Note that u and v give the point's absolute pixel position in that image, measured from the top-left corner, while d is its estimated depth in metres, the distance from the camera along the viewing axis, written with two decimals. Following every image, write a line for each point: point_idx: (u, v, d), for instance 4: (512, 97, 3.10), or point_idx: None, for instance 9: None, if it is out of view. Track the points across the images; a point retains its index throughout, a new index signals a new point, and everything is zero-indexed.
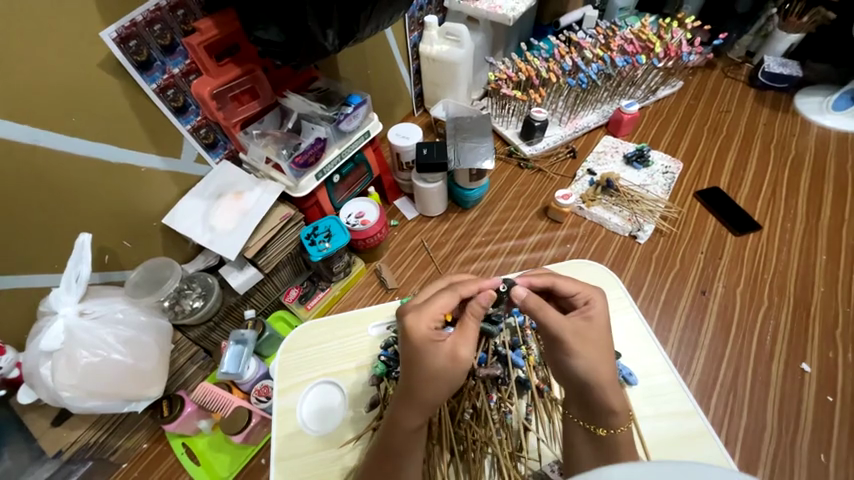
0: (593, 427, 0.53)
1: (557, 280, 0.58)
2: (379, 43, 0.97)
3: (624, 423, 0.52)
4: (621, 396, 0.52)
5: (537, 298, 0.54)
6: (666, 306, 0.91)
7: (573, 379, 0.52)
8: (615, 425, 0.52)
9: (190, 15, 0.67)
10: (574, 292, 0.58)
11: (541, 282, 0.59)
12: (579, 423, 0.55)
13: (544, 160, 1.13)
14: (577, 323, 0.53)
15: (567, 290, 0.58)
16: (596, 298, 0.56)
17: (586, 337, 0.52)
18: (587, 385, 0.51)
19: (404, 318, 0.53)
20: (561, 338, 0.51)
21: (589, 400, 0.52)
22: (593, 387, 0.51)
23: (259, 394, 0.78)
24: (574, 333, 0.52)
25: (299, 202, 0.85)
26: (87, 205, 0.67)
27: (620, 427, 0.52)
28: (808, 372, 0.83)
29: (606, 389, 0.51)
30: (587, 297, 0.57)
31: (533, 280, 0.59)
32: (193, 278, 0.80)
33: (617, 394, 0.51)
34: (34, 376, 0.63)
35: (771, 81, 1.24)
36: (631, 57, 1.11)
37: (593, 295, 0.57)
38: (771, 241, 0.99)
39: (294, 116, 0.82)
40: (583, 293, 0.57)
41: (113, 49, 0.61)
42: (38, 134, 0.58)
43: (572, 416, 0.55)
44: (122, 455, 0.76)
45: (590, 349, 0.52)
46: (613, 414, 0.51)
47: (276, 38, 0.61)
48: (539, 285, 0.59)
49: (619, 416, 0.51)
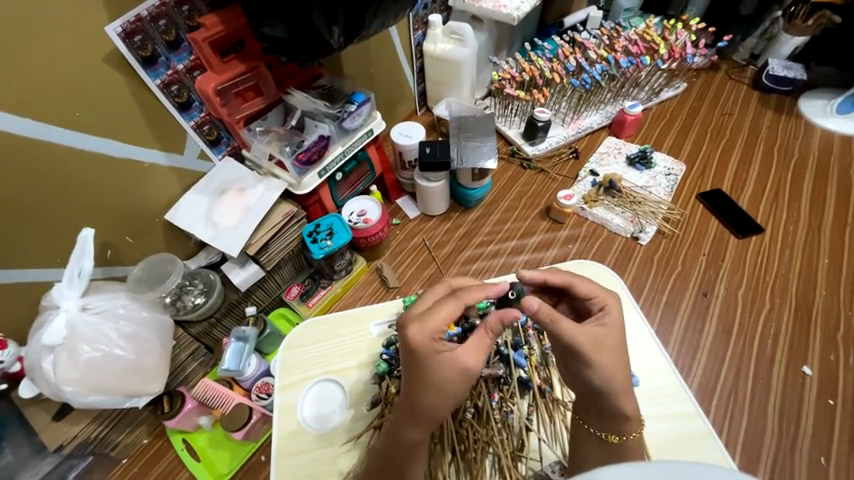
0: (603, 434, 0.53)
1: (574, 282, 0.58)
2: (383, 41, 0.97)
3: (636, 430, 0.53)
4: (633, 401, 0.51)
5: (550, 308, 0.51)
6: (668, 308, 0.91)
7: (584, 384, 0.51)
8: (626, 432, 0.52)
9: (195, 11, 0.67)
10: (594, 296, 0.57)
11: (559, 280, 0.58)
12: (591, 433, 0.54)
13: (546, 160, 1.13)
14: (595, 331, 0.52)
15: (584, 293, 0.57)
16: (611, 304, 0.56)
17: (603, 345, 0.51)
18: (598, 390, 0.50)
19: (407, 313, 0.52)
20: (578, 347, 0.50)
21: (600, 404, 0.51)
22: (603, 393, 0.50)
23: (259, 391, 0.77)
24: (593, 345, 0.50)
25: (301, 199, 0.84)
26: (89, 200, 0.67)
27: (630, 434, 0.52)
28: (809, 375, 0.83)
29: (618, 395, 0.50)
30: (603, 303, 0.56)
31: (550, 276, 0.59)
32: (195, 274, 0.80)
33: (630, 398, 0.51)
34: (36, 371, 0.63)
35: (775, 84, 1.24)
36: (635, 58, 1.11)
37: (608, 301, 0.56)
38: (773, 244, 0.99)
39: (298, 113, 0.82)
40: (600, 299, 0.56)
41: (118, 45, 0.61)
42: (40, 128, 0.58)
43: (584, 423, 0.55)
44: (122, 451, 0.76)
45: (605, 357, 0.50)
46: (625, 419, 0.51)
47: (282, 35, 0.61)
48: (555, 283, 0.59)
49: (631, 423, 0.51)
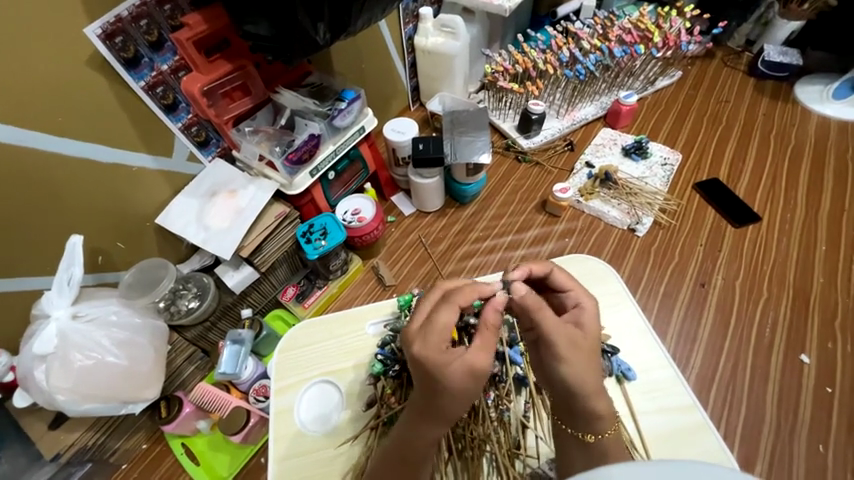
0: (579, 433, 0.52)
1: (555, 271, 0.58)
2: (373, 36, 0.95)
3: (611, 428, 0.51)
4: (606, 400, 0.51)
5: (537, 297, 0.53)
6: (666, 298, 0.90)
7: (556, 384, 0.51)
8: (601, 430, 0.51)
9: (178, 9, 0.65)
10: (567, 289, 0.57)
11: (540, 270, 0.58)
12: (570, 434, 0.53)
13: (542, 153, 1.12)
14: (573, 332, 0.51)
15: (561, 284, 0.58)
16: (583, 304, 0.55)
17: (579, 346, 0.50)
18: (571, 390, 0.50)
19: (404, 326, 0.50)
20: (554, 344, 0.50)
21: (571, 406, 0.51)
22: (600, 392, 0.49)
23: (257, 394, 0.77)
24: (569, 344, 0.50)
25: (293, 200, 0.83)
26: (77, 206, 0.66)
27: (605, 432, 0.51)
28: (807, 363, 0.83)
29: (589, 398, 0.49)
30: (576, 300, 0.56)
31: (533, 266, 0.58)
32: (188, 278, 0.79)
33: (602, 399, 0.50)
34: (28, 380, 0.62)
35: (770, 70, 1.23)
36: (629, 47, 1.10)
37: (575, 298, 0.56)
38: (770, 233, 0.98)
39: (287, 112, 0.80)
40: (574, 293, 0.57)
41: (99, 46, 0.59)
42: (24, 135, 0.57)
43: (562, 424, 0.54)
44: (122, 456, 0.76)
45: (580, 358, 0.50)
46: (597, 418, 0.50)
47: (265, 33, 0.59)
48: (537, 272, 0.58)
49: (604, 421, 0.50)
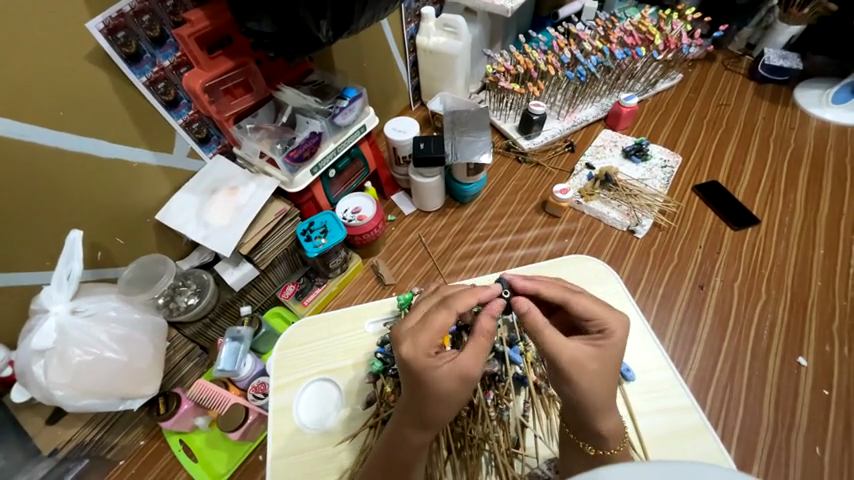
0: (583, 444, 0.53)
1: (570, 299, 0.55)
2: (375, 35, 0.95)
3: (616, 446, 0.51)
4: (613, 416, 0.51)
5: (538, 318, 0.50)
6: (664, 300, 0.90)
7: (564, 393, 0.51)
8: (604, 447, 0.51)
9: (180, 5, 0.65)
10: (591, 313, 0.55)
11: (555, 297, 0.55)
12: (573, 442, 0.54)
13: (543, 154, 1.12)
14: (580, 345, 0.50)
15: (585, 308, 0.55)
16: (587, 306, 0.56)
17: (587, 361, 0.49)
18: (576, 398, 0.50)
19: (404, 326, 0.50)
20: (562, 355, 0.49)
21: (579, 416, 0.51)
22: (597, 401, 0.49)
23: (255, 391, 0.76)
24: (576, 357, 0.49)
25: (293, 198, 0.83)
26: (77, 201, 0.66)
27: (612, 448, 0.51)
28: (805, 366, 0.83)
29: (597, 409, 0.49)
30: (603, 326, 0.53)
31: (544, 290, 0.56)
32: (188, 275, 0.80)
33: (609, 415, 0.50)
34: (26, 375, 0.62)
35: (770, 74, 1.24)
36: (630, 49, 1.10)
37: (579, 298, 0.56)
38: (769, 236, 0.98)
39: (288, 110, 0.80)
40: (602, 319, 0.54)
41: (101, 41, 0.59)
42: (25, 129, 0.57)
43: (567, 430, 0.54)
44: (119, 452, 0.75)
45: (587, 365, 0.49)
46: (605, 433, 0.50)
47: (268, 30, 0.60)
48: (551, 296, 0.56)
49: (611, 439, 0.51)
